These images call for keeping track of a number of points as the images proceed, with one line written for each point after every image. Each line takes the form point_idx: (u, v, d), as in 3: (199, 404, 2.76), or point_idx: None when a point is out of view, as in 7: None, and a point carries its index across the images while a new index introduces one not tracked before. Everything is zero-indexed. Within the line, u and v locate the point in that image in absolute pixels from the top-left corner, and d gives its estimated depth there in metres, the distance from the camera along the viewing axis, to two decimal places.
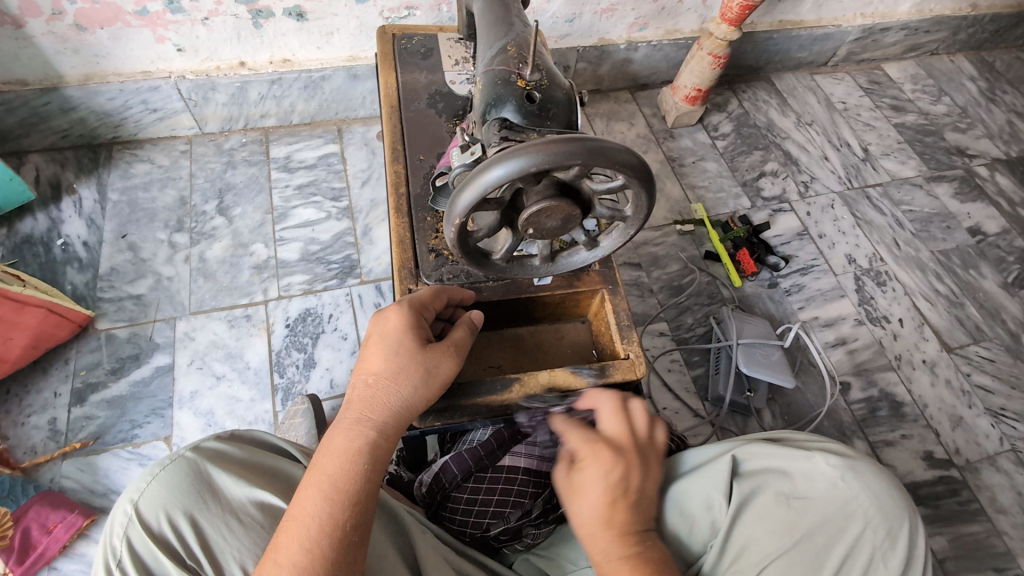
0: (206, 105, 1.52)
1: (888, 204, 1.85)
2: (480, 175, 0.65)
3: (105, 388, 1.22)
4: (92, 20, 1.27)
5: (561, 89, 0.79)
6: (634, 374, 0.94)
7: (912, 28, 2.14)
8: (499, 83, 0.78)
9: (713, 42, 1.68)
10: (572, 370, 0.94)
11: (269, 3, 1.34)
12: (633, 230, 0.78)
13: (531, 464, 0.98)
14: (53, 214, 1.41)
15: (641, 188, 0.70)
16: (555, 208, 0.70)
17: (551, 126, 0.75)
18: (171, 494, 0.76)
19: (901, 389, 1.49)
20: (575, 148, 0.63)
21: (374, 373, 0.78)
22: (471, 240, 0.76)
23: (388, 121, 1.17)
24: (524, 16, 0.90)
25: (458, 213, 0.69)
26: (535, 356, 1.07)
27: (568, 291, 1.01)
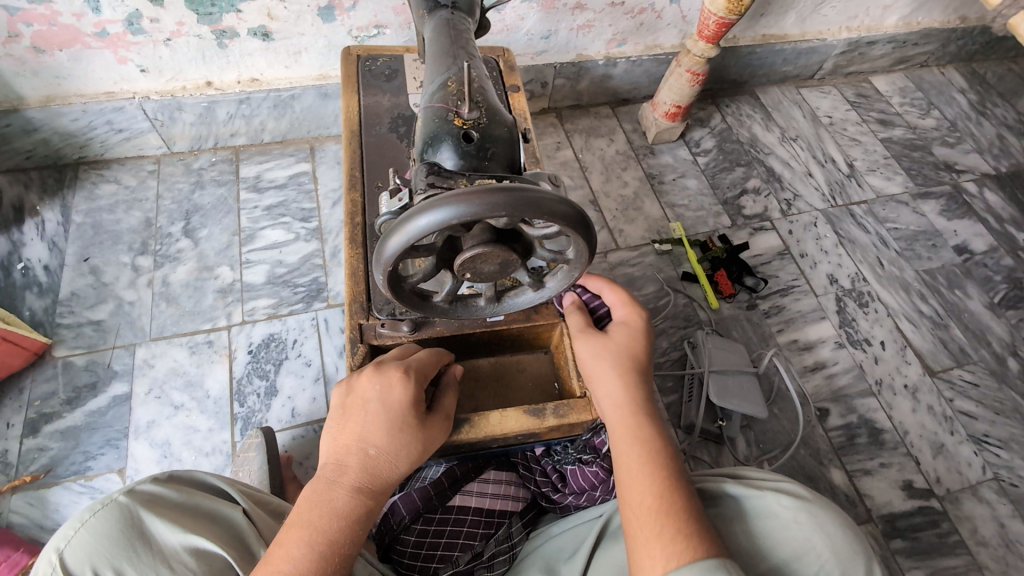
0: (174, 125, 1.50)
1: (872, 222, 1.82)
2: (409, 221, 0.62)
3: (60, 418, 1.20)
4: (50, 41, 1.25)
5: (502, 126, 0.76)
6: (589, 413, 0.89)
7: (900, 41, 2.10)
8: (436, 122, 0.76)
9: (692, 59, 1.64)
10: (524, 410, 0.89)
11: (233, 23, 1.32)
12: (578, 272, 0.74)
13: (480, 503, 0.96)
14: (15, 236, 1.39)
15: (582, 235, 0.67)
16: (490, 254, 0.67)
17: (489, 166, 0.73)
18: (101, 543, 0.72)
19: (881, 416, 1.46)
20: (501, 197, 0.59)
21: (376, 443, 0.74)
22: (407, 283, 0.73)
23: (347, 146, 1.13)
24: (472, 48, 0.88)
25: (389, 259, 0.65)
26: (494, 391, 1.02)
27: (529, 325, 0.96)
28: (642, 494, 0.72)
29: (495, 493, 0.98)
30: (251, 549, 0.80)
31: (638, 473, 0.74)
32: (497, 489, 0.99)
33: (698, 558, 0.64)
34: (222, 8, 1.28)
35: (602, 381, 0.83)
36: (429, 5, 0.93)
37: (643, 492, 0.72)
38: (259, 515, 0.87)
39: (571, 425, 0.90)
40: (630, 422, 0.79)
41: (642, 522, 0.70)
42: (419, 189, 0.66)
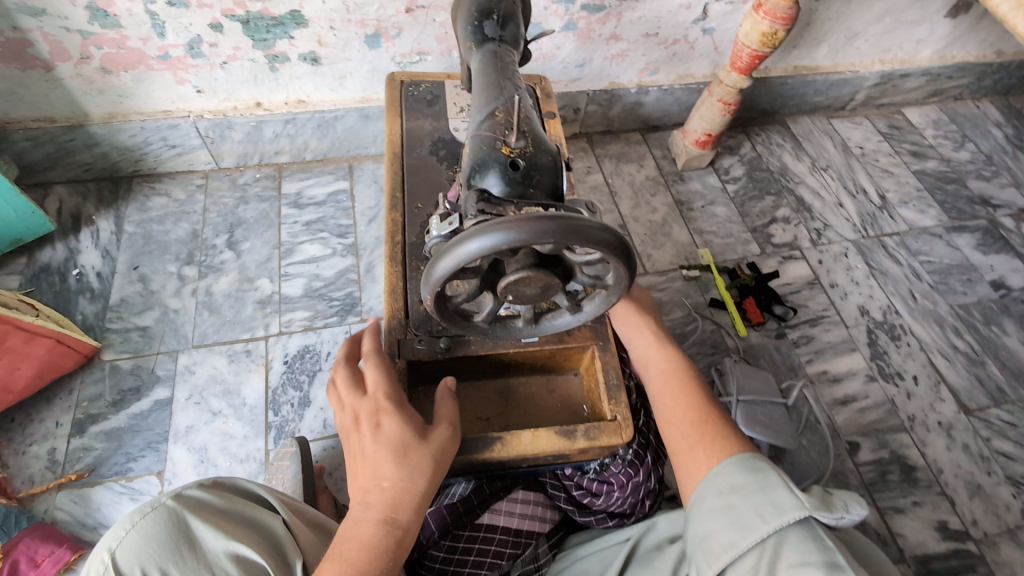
0: (224, 142, 1.58)
1: (905, 254, 1.80)
2: (459, 246, 0.65)
3: (105, 420, 1.25)
4: (117, 63, 1.34)
5: (547, 154, 0.80)
6: (620, 436, 0.90)
7: (934, 74, 2.10)
8: (484, 149, 0.80)
9: (724, 89, 1.67)
10: (555, 430, 0.91)
11: (285, 49, 1.40)
12: (616, 298, 0.76)
13: (508, 523, 0.97)
14: (72, 244, 1.47)
15: (622, 261, 0.69)
16: (533, 279, 0.70)
17: (534, 193, 0.76)
18: (150, 545, 0.75)
19: (914, 452, 1.43)
20: (548, 226, 0.62)
21: (387, 477, 0.74)
22: (451, 303, 0.76)
23: (389, 167, 1.18)
24: (518, 79, 0.93)
25: (437, 280, 0.68)
26: (524, 410, 1.02)
27: (560, 347, 0.97)
28: (676, 410, 0.87)
29: (524, 513, 0.99)
30: (289, 559, 0.82)
31: (679, 399, 0.88)
32: (525, 508, 0.99)
33: (730, 446, 0.80)
34: (277, 34, 1.36)
35: (629, 336, 1.01)
36: (478, 38, 0.97)
37: (685, 409, 0.87)
38: (297, 525, 0.89)
39: (600, 448, 0.92)
40: (659, 362, 0.95)
41: (682, 430, 0.85)
42: (469, 215, 0.69)
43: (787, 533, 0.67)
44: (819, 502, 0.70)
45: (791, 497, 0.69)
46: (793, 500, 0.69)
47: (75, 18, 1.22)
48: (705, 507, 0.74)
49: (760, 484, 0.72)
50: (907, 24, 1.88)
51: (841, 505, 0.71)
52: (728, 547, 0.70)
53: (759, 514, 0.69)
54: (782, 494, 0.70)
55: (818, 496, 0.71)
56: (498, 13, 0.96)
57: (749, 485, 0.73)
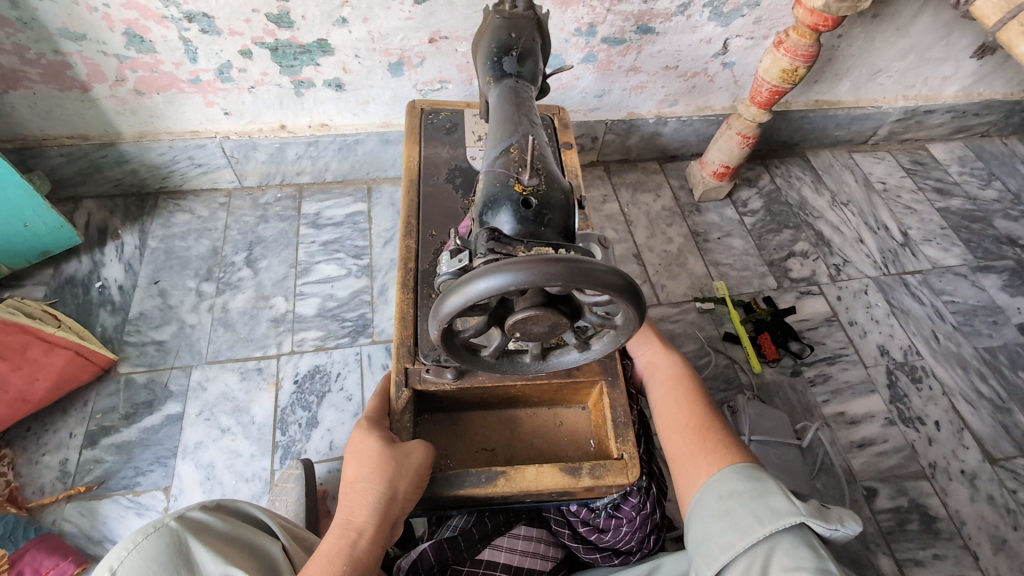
0: (248, 162, 1.62)
1: (927, 293, 1.76)
2: (467, 284, 0.65)
3: (116, 432, 1.27)
4: (150, 86, 1.39)
5: (559, 192, 0.81)
6: (626, 476, 0.89)
7: (959, 111, 2.07)
8: (498, 186, 0.81)
9: (743, 123, 1.66)
10: (560, 467, 0.89)
11: (311, 75, 1.44)
12: (625, 338, 0.76)
13: (510, 559, 0.96)
14: (96, 257, 1.51)
15: (631, 303, 0.68)
16: (541, 317, 0.70)
17: (545, 232, 0.77)
18: (150, 567, 0.75)
19: (935, 502, 1.37)
20: (557, 269, 0.62)
21: (349, 484, 0.81)
22: (459, 338, 0.76)
23: (406, 193, 1.19)
24: (534, 115, 0.95)
25: (444, 317, 0.69)
26: (530, 442, 1.01)
27: (568, 381, 0.96)
28: (676, 418, 0.89)
29: (526, 550, 0.97)
30: None
31: (679, 407, 0.90)
32: (527, 545, 0.98)
33: (730, 453, 0.81)
34: (303, 61, 1.40)
35: (635, 346, 1.03)
36: (497, 73, 1.00)
37: (684, 419, 0.88)
38: (296, 553, 0.89)
39: (606, 487, 0.90)
40: (664, 372, 0.97)
41: (682, 438, 0.86)
42: (479, 254, 0.69)
43: (781, 538, 0.67)
44: (818, 512, 0.69)
45: (788, 503, 0.69)
46: (789, 505, 0.68)
47: (114, 43, 1.27)
48: (703, 511, 0.74)
49: (759, 489, 0.72)
50: (931, 61, 1.87)
51: (841, 518, 0.70)
52: (725, 549, 0.69)
53: (756, 517, 0.69)
54: (779, 500, 0.70)
55: (815, 505, 0.70)
56: (518, 50, 0.99)
57: (748, 490, 0.73)
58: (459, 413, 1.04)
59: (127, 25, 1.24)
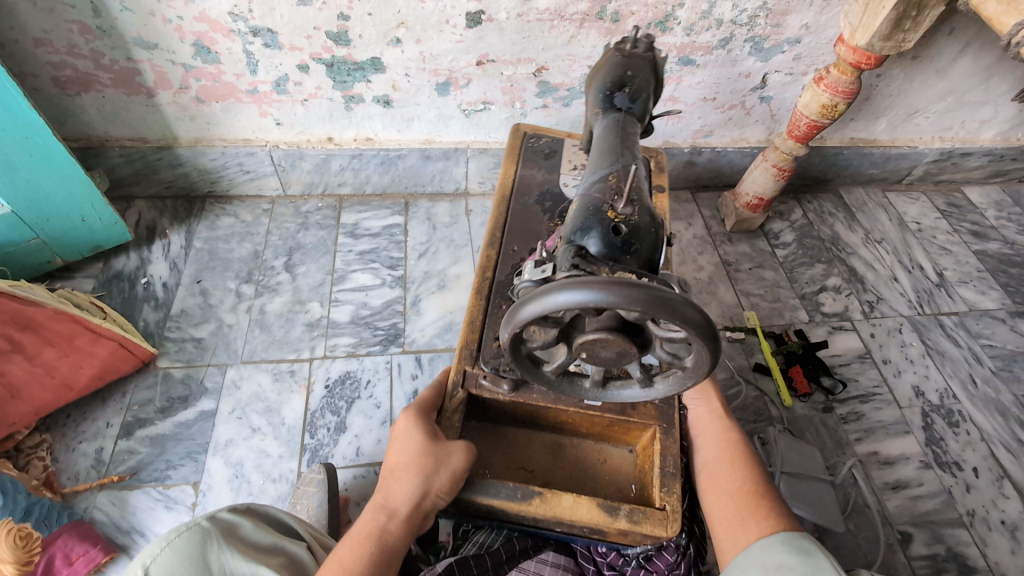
0: (293, 171, 1.67)
1: (964, 335, 1.73)
2: (547, 294, 0.67)
3: (152, 424, 1.29)
4: (211, 95, 1.46)
5: (648, 225, 0.85)
6: (664, 528, 0.86)
7: (997, 155, 2.05)
8: (591, 210, 0.87)
9: (779, 155, 1.67)
10: (598, 503, 0.88)
11: (362, 91, 1.50)
12: (691, 381, 0.75)
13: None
14: (144, 254, 1.57)
15: (705, 344, 0.68)
16: (610, 341, 0.71)
17: (629, 260, 0.81)
18: (181, 566, 0.75)
19: (973, 552, 1.32)
20: (638, 293, 0.63)
21: (389, 470, 0.84)
22: (525, 347, 0.77)
23: (495, 208, 1.22)
24: (637, 152, 1.01)
25: (518, 322, 0.70)
26: (570, 473, 1.00)
27: (620, 418, 0.95)
28: (727, 480, 0.88)
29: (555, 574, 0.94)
30: None
31: (732, 470, 0.89)
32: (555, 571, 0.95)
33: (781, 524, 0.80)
34: (356, 77, 1.46)
35: (691, 397, 1.02)
36: (608, 106, 1.10)
37: (736, 481, 0.87)
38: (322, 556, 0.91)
39: (641, 534, 0.87)
40: (718, 431, 0.96)
41: (732, 502, 0.85)
42: (563, 268, 0.73)
43: None
44: None
45: None
46: None
47: (182, 53, 1.35)
48: None
49: (810, 566, 0.70)
50: (970, 104, 1.87)
51: None
52: None
53: None
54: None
55: None
56: (631, 87, 1.09)
57: (799, 566, 0.71)
58: (507, 427, 1.05)
59: (197, 37, 1.32)
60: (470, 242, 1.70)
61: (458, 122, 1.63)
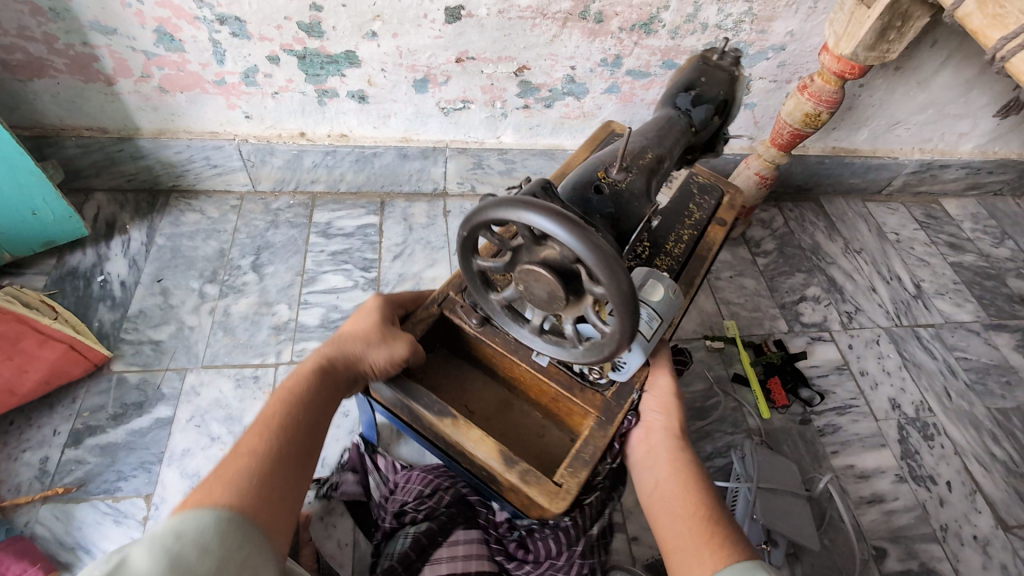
0: (263, 166, 1.61)
1: (939, 347, 1.73)
2: (497, 202, 0.72)
3: (102, 432, 1.22)
4: (175, 85, 1.38)
5: (632, 201, 0.89)
6: (554, 501, 0.84)
7: (974, 168, 2.07)
8: (590, 167, 0.92)
9: (761, 162, 1.64)
10: (501, 450, 0.89)
11: (335, 85, 1.44)
12: (609, 352, 0.78)
13: (453, 568, 1.00)
14: (101, 250, 1.49)
15: (622, 314, 0.71)
16: (542, 277, 0.76)
17: (596, 216, 0.84)
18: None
19: (946, 567, 1.32)
20: (568, 224, 0.67)
21: (349, 332, 0.90)
22: (477, 262, 0.83)
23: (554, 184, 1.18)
24: (670, 150, 0.99)
25: (471, 220, 0.76)
26: (503, 431, 1.04)
27: (566, 393, 0.97)
28: (678, 505, 0.82)
29: (466, 554, 1.02)
30: None
31: (684, 492, 0.83)
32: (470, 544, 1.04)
33: (732, 552, 0.73)
34: (330, 71, 1.40)
35: (648, 410, 0.96)
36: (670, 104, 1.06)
37: (687, 506, 0.81)
38: None
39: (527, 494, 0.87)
40: (670, 450, 0.90)
41: (682, 528, 0.78)
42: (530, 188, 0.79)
43: None
44: None
45: None
46: None
47: (143, 40, 1.27)
48: None
49: None
50: (950, 117, 1.88)
51: None
52: None
53: None
54: None
55: None
56: (698, 91, 1.05)
57: None
58: (471, 371, 1.11)
59: (159, 23, 1.25)
60: (447, 244, 1.66)
61: (436, 120, 1.58)
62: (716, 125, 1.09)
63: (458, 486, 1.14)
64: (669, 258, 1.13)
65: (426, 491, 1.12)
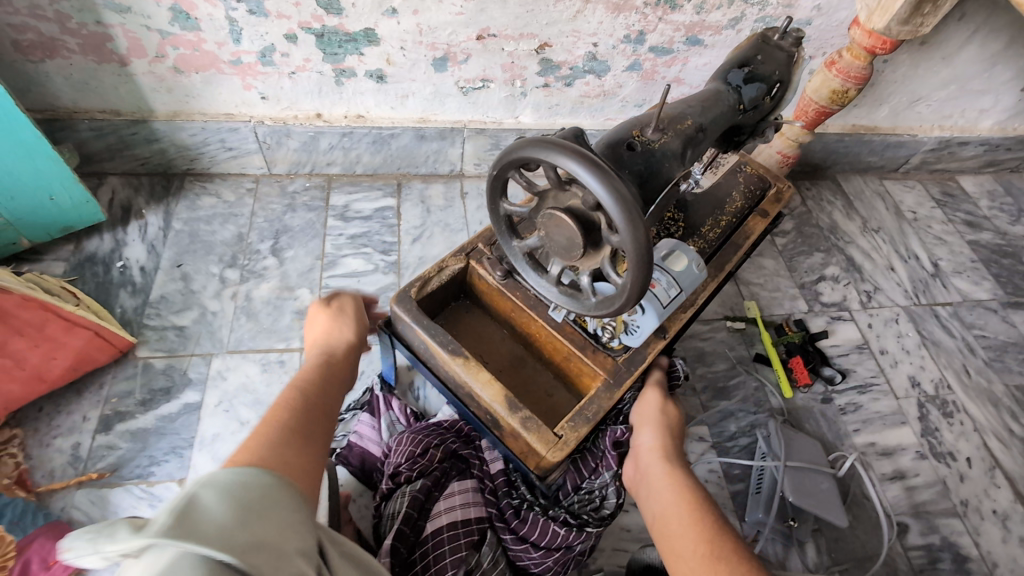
0: (279, 149, 1.58)
1: (957, 326, 1.73)
2: (523, 142, 0.71)
3: (132, 418, 1.22)
4: (190, 65, 1.35)
5: (664, 162, 0.85)
6: (552, 450, 0.88)
7: (992, 145, 2.05)
8: (626, 124, 0.88)
9: (784, 141, 1.62)
10: (507, 396, 0.93)
11: (353, 64, 1.40)
12: (621, 308, 0.77)
13: (454, 517, 1.01)
14: (119, 236, 1.47)
15: (637, 266, 0.70)
16: (562, 222, 0.75)
17: (626, 171, 0.81)
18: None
19: (967, 541, 1.34)
20: (591, 165, 0.66)
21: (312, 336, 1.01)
22: (502, 207, 0.84)
23: None
24: (714, 124, 0.96)
25: (498, 162, 0.77)
26: (514, 383, 1.07)
27: (579, 354, 0.99)
28: (680, 532, 0.78)
29: (465, 503, 1.03)
30: None
31: (683, 517, 0.80)
32: (466, 499, 1.04)
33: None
34: (347, 50, 1.37)
35: (639, 434, 0.95)
36: (721, 80, 1.03)
37: (689, 534, 0.77)
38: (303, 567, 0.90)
39: (528, 441, 0.90)
40: (664, 474, 0.87)
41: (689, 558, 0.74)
42: (562, 135, 0.77)
43: None
44: None
45: None
46: None
47: (158, 18, 1.24)
48: None
49: None
50: (971, 93, 1.85)
51: None
52: None
53: None
54: None
55: None
56: (751, 68, 1.01)
57: None
58: (491, 326, 1.13)
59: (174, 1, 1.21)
60: (465, 226, 1.64)
61: (454, 101, 1.55)
62: (768, 107, 1.06)
63: (448, 440, 1.11)
64: (702, 241, 1.16)
65: (418, 450, 1.08)
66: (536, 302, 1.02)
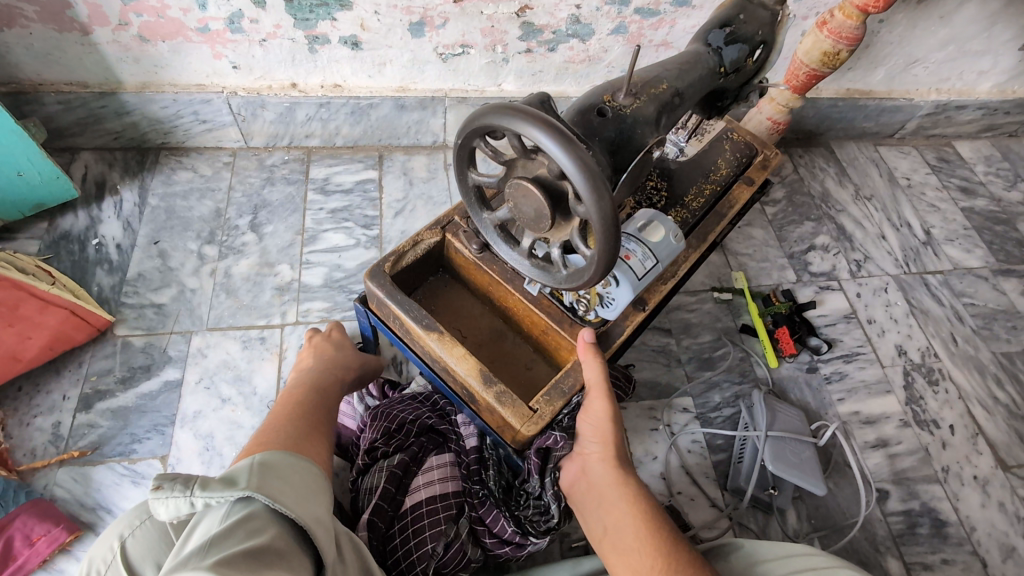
0: (255, 121, 1.54)
1: (947, 294, 1.72)
2: (485, 110, 0.68)
3: (112, 397, 1.22)
4: (155, 33, 1.30)
5: (637, 127, 0.82)
6: (524, 421, 0.88)
7: (990, 108, 2.00)
8: (597, 88, 0.85)
9: (775, 107, 1.55)
10: (482, 371, 0.92)
11: (326, 30, 1.35)
12: (590, 279, 0.75)
13: (433, 492, 1.02)
14: (94, 213, 1.44)
15: (603, 237, 0.68)
16: (529, 191, 0.73)
17: (597, 139, 0.79)
18: (163, 540, 0.77)
19: (946, 506, 1.36)
20: (553, 132, 0.63)
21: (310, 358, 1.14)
22: (470, 177, 0.81)
23: None
24: (692, 87, 0.93)
25: (462, 130, 0.74)
26: (492, 357, 1.07)
27: (557, 328, 0.97)
28: (628, 542, 0.83)
29: (443, 477, 1.03)
30: None
31: (629, 525, 0.85)
32: (443, 475, 1.04)
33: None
34: (319, 15, 1.31)
35: (586, 439, 0.94)
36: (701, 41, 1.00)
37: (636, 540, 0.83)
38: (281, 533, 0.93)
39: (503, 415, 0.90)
40: (609, 481, 0.90)
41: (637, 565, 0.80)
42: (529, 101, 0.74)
43: None
44: None
45: None
46: None
47: None
48: None
49: None
50: (971, 54, 1.79)
51: None
52: None
53: None
54: None
55: None
56: (733, 28, 0.97)
57: None
58: (470, 299, 1.11)
59: None
60: (449, 199, 1.61)
61: (434, 67, 1.50)
62: (750, 70, 1.04)
63: (424, 416, 1.11)
64: (686, 211, 1.13)
65: (393, 426, 1.08)
66: (513, 276, 1.00)
